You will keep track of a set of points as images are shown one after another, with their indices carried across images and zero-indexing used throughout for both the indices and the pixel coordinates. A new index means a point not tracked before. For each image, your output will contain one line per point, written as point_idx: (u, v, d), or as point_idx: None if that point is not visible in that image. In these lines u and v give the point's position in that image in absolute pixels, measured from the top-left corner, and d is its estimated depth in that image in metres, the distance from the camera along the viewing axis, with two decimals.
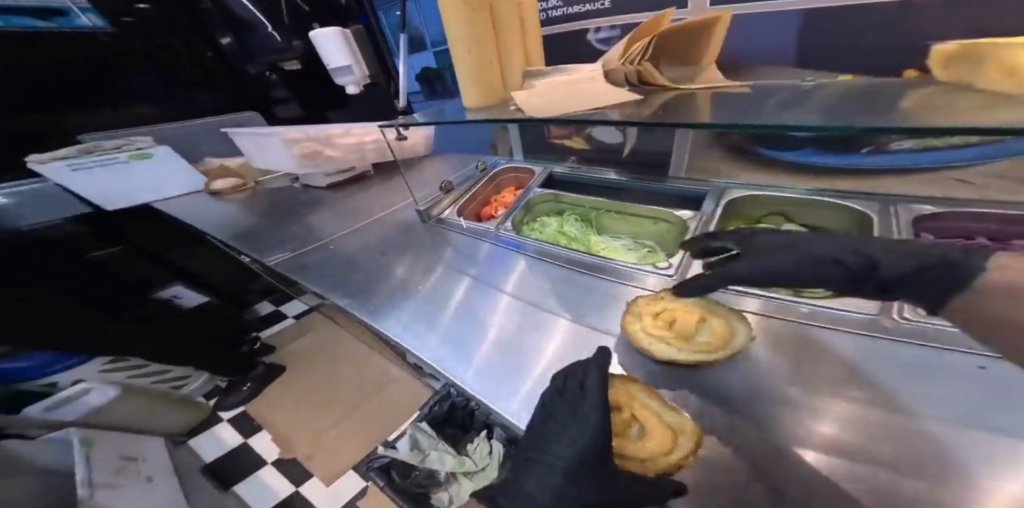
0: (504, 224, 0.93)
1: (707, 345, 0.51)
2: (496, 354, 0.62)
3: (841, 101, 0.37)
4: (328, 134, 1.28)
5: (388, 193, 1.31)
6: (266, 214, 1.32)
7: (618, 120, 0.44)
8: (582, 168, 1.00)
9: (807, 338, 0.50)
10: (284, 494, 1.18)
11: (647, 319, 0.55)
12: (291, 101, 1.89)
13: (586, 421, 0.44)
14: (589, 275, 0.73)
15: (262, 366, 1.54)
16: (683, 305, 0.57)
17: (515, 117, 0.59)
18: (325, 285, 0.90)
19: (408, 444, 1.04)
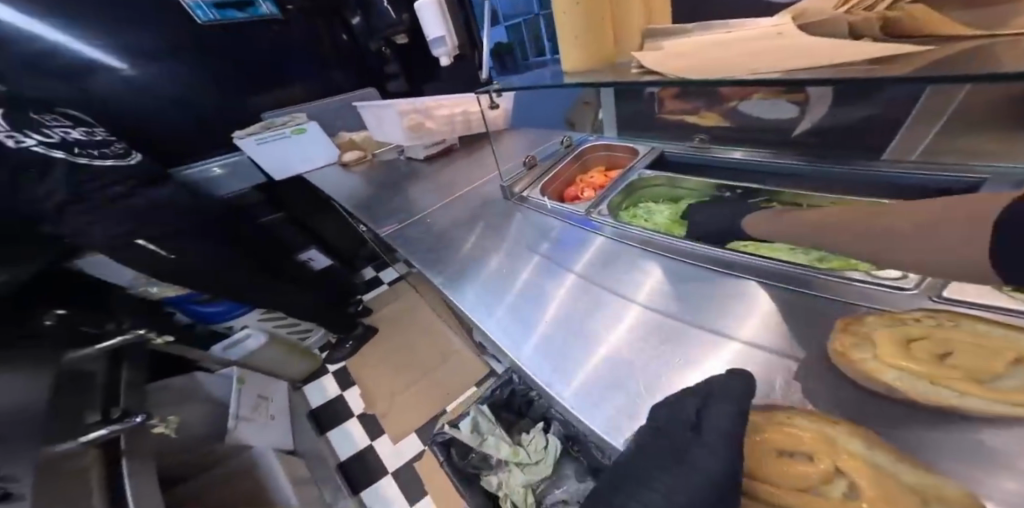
0: (598, 209, 0.82)
1: (1016, 394, 0.32)
2: (559, 337, 0.59)
3: None
4: (428, 105, 1.33)
5: (472, 166, 1.29)
6: (376, 185, 1.40)
7: (834, 78, 0.34)
8: (710, 148, 0.83)
9: None
10: (361, 445, 1.35)
11: (889, 345, 0.38)
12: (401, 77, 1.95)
13: (695, 466, 0.36)
14: (696, 268, 0.62)
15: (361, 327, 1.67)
16: (959, 333, 0.38)
17: (640, 83, 0.50)
18: (422, 262, 0.88)
19: (470, 425, 1.01)
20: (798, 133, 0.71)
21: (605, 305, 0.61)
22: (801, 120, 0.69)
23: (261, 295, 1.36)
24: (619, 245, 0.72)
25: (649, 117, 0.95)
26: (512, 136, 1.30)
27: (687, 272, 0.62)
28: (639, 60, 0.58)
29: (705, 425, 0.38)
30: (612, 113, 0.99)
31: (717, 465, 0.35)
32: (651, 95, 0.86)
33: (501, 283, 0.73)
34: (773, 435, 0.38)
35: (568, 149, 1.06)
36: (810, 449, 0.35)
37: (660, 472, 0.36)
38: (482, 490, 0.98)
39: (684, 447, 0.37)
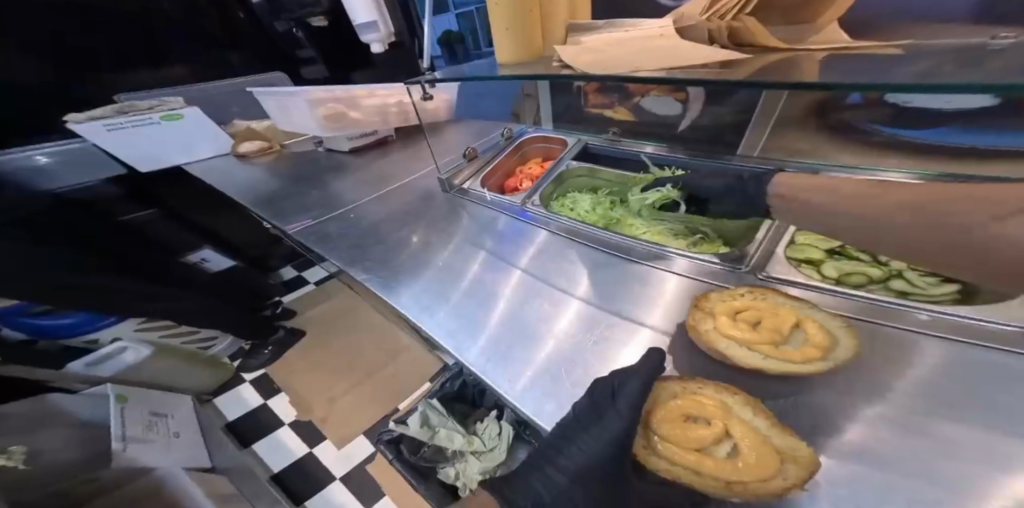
0: (531, 199, 0.83)
1: (803, 352, 0.41)
2: (508, 334, 0.58)
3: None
4: (355, 94, 1.23)
5: (412, 159, 1.21)
6: (291, 179, 1.32)
7: (691, 78, 0.36)
8: (621, 142, 0.87)
9: (918, 349, 0.40)
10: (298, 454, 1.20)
11: (724, 317, 0.47)
12: (317, 61, 1.79)
13: (608, 428, 0.39)
14: (615, 255, 0.66)
15: (282, 330, 1.55)
16: (774, 306, 0.48)
17: (558, 74, 0.50)
18: (340, 259, 0.85)
19: (417, 419, 0.81)
20: (680, 128, 0.78)
21: (545, 295, 0.62)
22: (683, 118, 0.77)
23: (136, 304, 1.18)
24: (552, 235, 0.74)
25: (582, 110, 0.93)
26: (455, 126, 1.16)
27: (607, 259, 0.65)
28: (559, 55, 0.58)
29: (621, 394, 0.41)
30: (549, 101, 0.95)
31: (623, 426, 0.39)
32: (578, 89, 0.89)
33: (445, 284, 0.70)
34: (686, 401, 0.41)
35: (508, 142, 1.02)
36: (709, 415, 0.39)
37: (575, 440, 0.40)
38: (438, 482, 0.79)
39: (600, 413, 0.41)
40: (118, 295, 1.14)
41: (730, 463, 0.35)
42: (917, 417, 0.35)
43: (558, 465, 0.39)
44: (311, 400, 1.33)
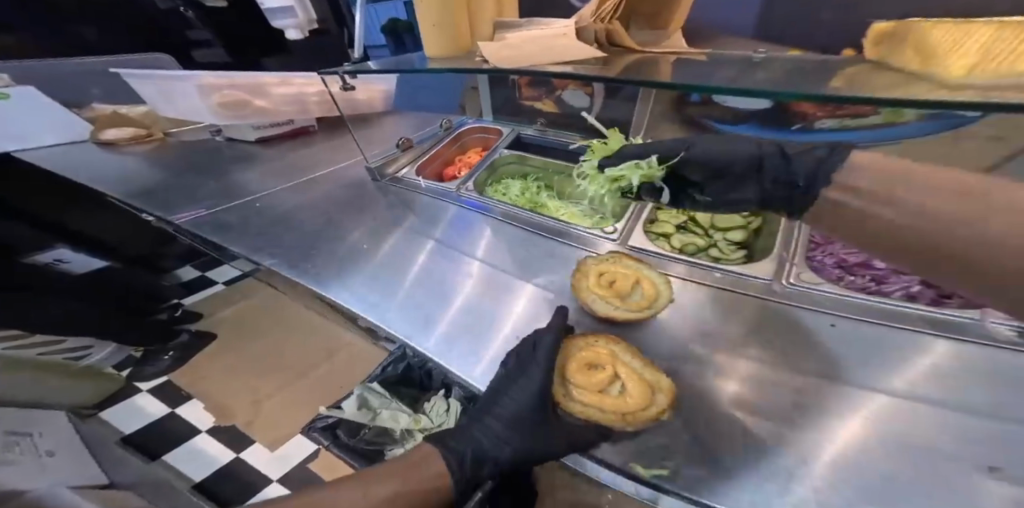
0: (465, 185, 0.88)
1: (638, 303, 0.60)
2: (462, 320, 0.63)
3: (787, 72, 0.35)
4: (263, 82, 1.15)
5: (336, 149, 1.17)
6: (180, 172, 1.20)
7: (582, 73, 0.45)
8: (548, 132, 0.97)
9: (730, 301, 0.59)
10: (223, 460, 0.86)
11: (591, 279, 0.63)
12: (215, 44, 1.54)
13: (532, 379, 0.52)
14: (548, 238, 0.74)
15: (186, 334, 1.12)
16: (625, 268, 0.65)
17: (480, 68, 0.56)
18: (244, 246, 0.83)
19: (356, 402, 0.83)
20: (592, 119, 0.87)
21: (479, 276, 0.69)
22: (590, 111, 0.87)
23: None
24: (495, 221, 0.79)
25: (518, 103, 0.95)
26: (393, 120, 1.09)
27: (540, 240, 0.74)
28: (483, 50, 0.64)
29: (540, 341, 0.54)
30: (488, 98, 0.94)
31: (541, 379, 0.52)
32: (513, 81, 0.84)
33: (392, 279, 0.71)
34: (586, 353, 0.55)
35: (447, 133, 1.04)
36: (601, 361, 0.53)
37: (508, 392, 0.53)
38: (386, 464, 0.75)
39: (525, 368, 0.53)
40: None
41: (622, 400, 0.48)
42: (731, 359, 0.51)
43: (500, 408, 0.54)
44: (229, 404, 0.97)
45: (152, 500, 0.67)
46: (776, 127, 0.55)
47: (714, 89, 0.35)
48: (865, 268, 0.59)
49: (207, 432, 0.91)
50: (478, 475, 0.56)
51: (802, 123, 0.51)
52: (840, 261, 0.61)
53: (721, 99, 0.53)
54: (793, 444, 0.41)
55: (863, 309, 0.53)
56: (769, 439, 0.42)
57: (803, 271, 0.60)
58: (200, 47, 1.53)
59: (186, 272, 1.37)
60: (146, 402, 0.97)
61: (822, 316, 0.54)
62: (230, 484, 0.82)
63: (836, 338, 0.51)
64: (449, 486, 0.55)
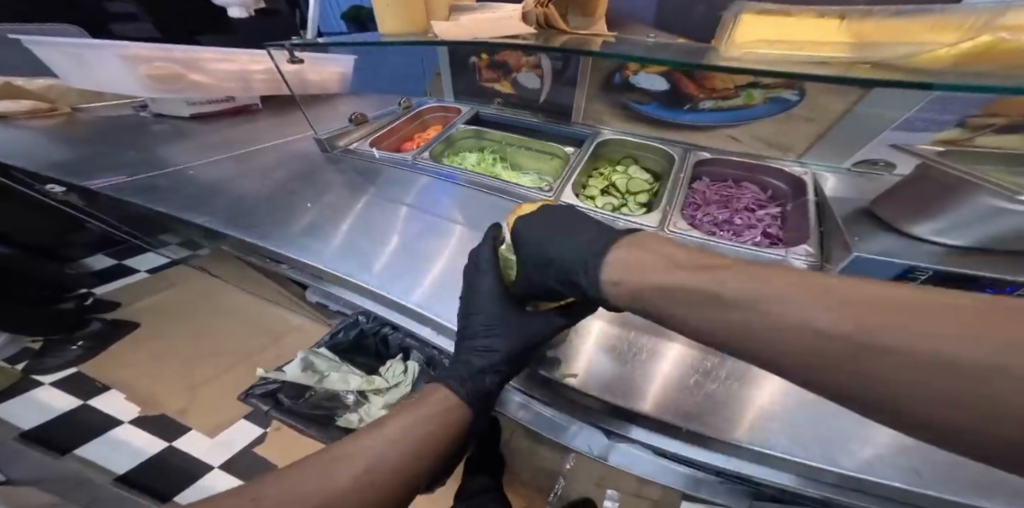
0: (421, 155, 0.92)
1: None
2: (443, 275, 0.66)
3: (679, 53, 0.45)
4: (198, 57, 1.08)
5: (284, 126, 1.15)
6: (93, 146, 1.10)
7: (535, 45, 0.54)
8: (506, 111, 1.02)
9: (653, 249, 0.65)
10: (152, 450, 0.82)
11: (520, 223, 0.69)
12: (142, 19, 1.43)
13: (483, 291, 0.58)
14: (507, 199, 0.79)
15: (98, 322, 0.99)
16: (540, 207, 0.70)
17: (436, 41, 0.61)
18: (175, 209, 0.81)
19: (300, 365, 0.81)
20: (541, 102, 0.97)
21: (449, 234, 0.72)
22: (541, 92, 0.95)
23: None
24: (459, 187, 0.83)
25: (477, 85, 1.03)
26: (348, 101, 1.09)
27: (496, 201, 0.79)
28: (436, 28, 0.68)
29: (479, 262, 0.60)
30: (450, 78, 1.03)
31: (492, 287, 0.58)
32: (473, 64, 0.97)
33: (362, 243, 0.71)
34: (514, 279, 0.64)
35: (406, 111, 1.06)
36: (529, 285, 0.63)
37: (472, 311, 0.58)
38: (336, 427, 0.80)
39: (474, 285, 0.59)
40: None
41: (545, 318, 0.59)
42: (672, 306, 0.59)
43: (472, 326, 0.58)
44: (164, 392, 0.94)
45: (63, 495, 0.62)
46: (672, 107, 0.82)
47: (635, 59, 0.44)
48: (728, 225, 0.74)
49: (132, 422, 0.85)
50: (480, 393, 0.58)
51: (690, 102, 0.78)
52: (714, 220, 0.75)
53: (637, 80, 0.81)
54: (732, 380, 0.48)
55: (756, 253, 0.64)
56: (719, 377, 0.49)
57: (678, 220, 0.70)
58: (119, 21, 1.40)
59: (97, 261, 1.09)
60: (48, 395, 0.82)
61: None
62: (160, 479, 0.78)
63: None
64: (466, 412, 0.58)
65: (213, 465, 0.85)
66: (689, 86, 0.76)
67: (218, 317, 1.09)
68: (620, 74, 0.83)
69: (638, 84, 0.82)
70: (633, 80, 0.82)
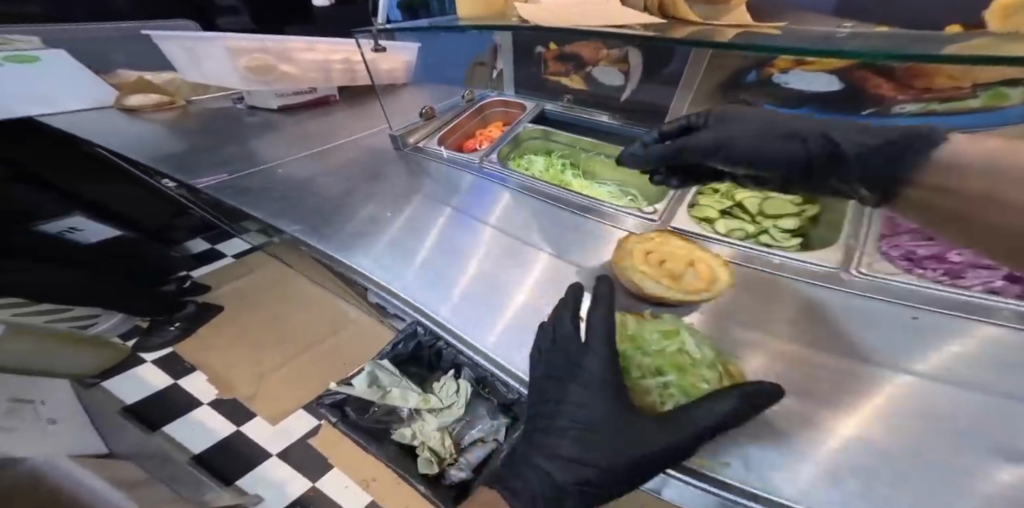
0: (488, 156, 0.83)
1: (694, 284, 0.56)
2: (480, 292, 0.60)
3: (903, 44, 0.29)
4: (287, 47, 1.10)
5: (360, 118, 1.14)
6: (202, 139, 1.18)
7: (644, 36, 0.42)
8: (575, 109, 0.90)
9: (759, 284, 0.56)
10: (223, 434, 0.88)
11: (639, 257, 0.60)
12: (242, 12, 1.49)
13: (587, 374, 0.46)
14: (566, 211, 0.71)
15: (192, 305, 1.11)
16: (674, 249, 0.61)
17: (510, 25, 0.52)
18: (265, 212, 0.79)
19: (366, 379, 0.84)
20: (621, 101, 0.83)
21: (493, 246, 0.66)
22: (624, 90, 0.81)
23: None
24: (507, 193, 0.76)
25: (541, 78, 0.92)
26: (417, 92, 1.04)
27: (561, 215, 0.70)
28: (519, 12, 0.57)
29: (592, 338, 0.49)
30: (511, 67, 0.92)
31: (602, 369, 0.46)
32: (540, 54, 0.83)
33: (408, 242, 0.68)
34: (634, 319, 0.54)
35: (470, 104, 0.98)
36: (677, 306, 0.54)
37: (568, 393, 0.45)
38: (392, 442, 0.80)
39: (576, 364, 0.47)
40: None
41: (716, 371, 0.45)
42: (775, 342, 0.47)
43: (563, 421, 0.45)
44: (232, 369, 0.99)
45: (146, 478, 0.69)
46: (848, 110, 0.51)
47: (817, 55, 0.29)
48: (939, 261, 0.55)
49: (210, 404, 0.93)
50: None
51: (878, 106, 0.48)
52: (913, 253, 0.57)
53: (785, 79, 0.56)
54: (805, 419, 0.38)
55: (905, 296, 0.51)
56: (791, 416, 0.39)
57: (875, 260, 0.57)
58: (226, 15, 1.49)
59: (196, 244, 1.33)
60: (150, 375, 0.97)
61: (899, 308, 0.50)
62: (230, 461, 0.83)
63: (864, 318, 0.49)
64: None
65: (272, 453, 0.85)
66: (888, 86, 0.46)
67: (281, 305, 1.14)
68: (756, 70, 0.58)
69: (789, 83, 0.58)
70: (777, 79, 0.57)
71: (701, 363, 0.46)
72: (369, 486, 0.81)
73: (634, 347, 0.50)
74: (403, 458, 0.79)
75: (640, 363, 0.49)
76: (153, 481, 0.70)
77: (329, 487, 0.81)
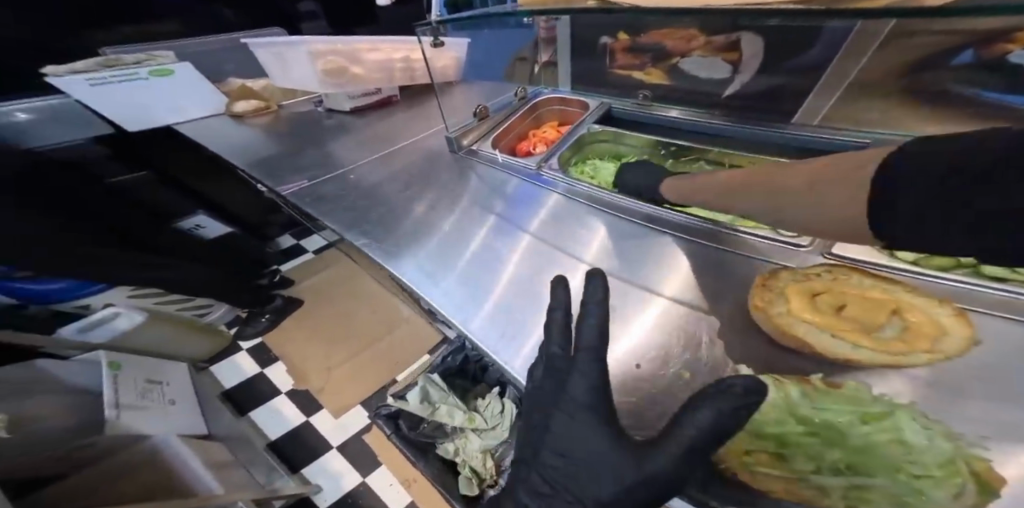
0: (548, 162, 0.71)
1: (896, 344, 0.29)
2: (517, 301, 0.49)
3: None
4: (356, 48, 1.13)
5: (419, 118, 1.12)
6: (284, 143, 1.17)
7: (786, 10, 0.29)
8: (654, 107, 0.72)
9: (1011, 322, 0.28)
10: (295, 423, 0.96)
11: (796, 299, 0.33)
12: (320, 16, 1.55)
13: (573, 399, 0.35)
14: (637, 224, 0.51)
15: (279, 298, 1.20)
16: (859, 286, 0.34)
17: (572, 7, 0.43)
18: (341, 224, 0.77)
19: (418, 395, 0.84)
20: (723, 96, 0.64)
21: (531, 249, 0.55)
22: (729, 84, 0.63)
23: (126, 272, 0.92)
24: (549, 192, 0.64)
25: (604, 73, 0.79)
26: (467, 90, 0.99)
27: (624, 226, 0.52)
28: None
29: (579, 353, 0.36)
30: (566, 63, 0.82)
31: (590, 396, 0.34)
32: (604, 46, 0.73)
33: (448, 249, 0.60)
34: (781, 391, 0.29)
35: (522, 102, 0.87)
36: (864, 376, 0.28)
37: (551, 421, 0.36)
38: (436, 458, 0.79)
39: (562, 383, 0.36)
40: (108, 263, 0.89)
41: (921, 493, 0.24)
42: None
43: (545, 451, 0.36)
44: (308, 365, 1.06)
45: (231, 459, 0.79)
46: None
47: None
48: None
49: (286, 394, 1.02)
50: None
51: None
52: None
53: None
54: None
55: None
56: None
57: None
58: (307, 20, 1.55)
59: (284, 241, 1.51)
60: (243, 362, 1.10)
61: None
62: (298, 449, 0.92)
63: None
64: None
65: (333, 445, 0.92)
66: None
67: (350, 303, 1.20)
68: (976, 47, 0.40)
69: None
70: (1016, 58, 0.38)
71: (926, 458, 0.24)
72: (410, 486, 0.84)
73: (809, 433, 0.28)
74: (447, 475, 0.78)
75: (821, 456, 0.27)
76: (235, 464, 0.79)
77: (377, 482, 0.86)
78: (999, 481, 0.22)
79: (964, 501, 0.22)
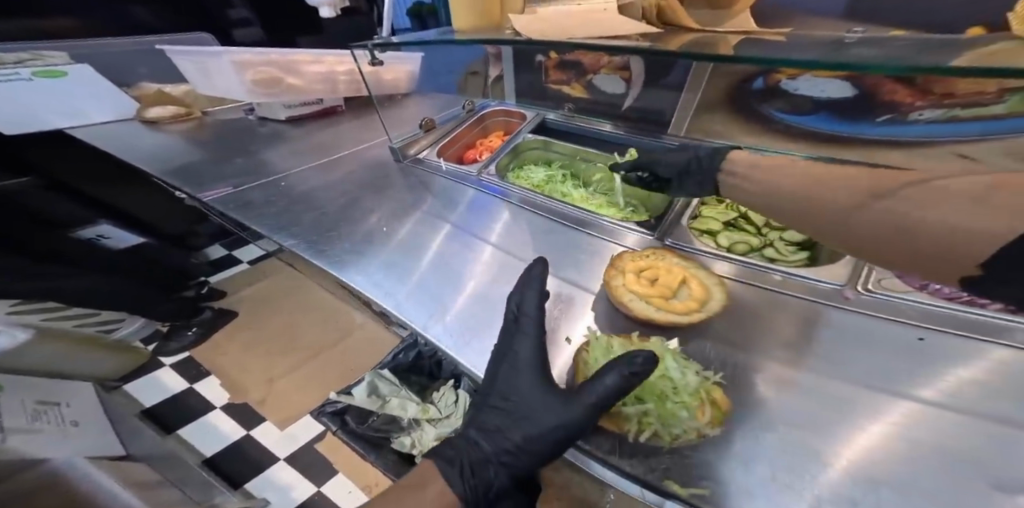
0: (487, 169, 0.80)
1: (684, 305, 0.50)
2: (473, 303, 0.57)
3: (912, 50, 0.29)
4: (294, 60, 1.11)
5: (363, 128, 1.15)
6: (214, 149, 1.13)
7: (630, 45, 0.40)
8: (576, 119, 0.88)
9: (769, 302, 0.50)
10: (234, 437, 0.90)
11: (630, 275, 0.53)
12: (253, 23, 1.50)
13: (519, 358, 0.45)
14: (566, 227, 0.66)
15: (209, 310, 1.14)
16: (670, 265, 0.55)
17: (499, 38, 0.52)
18: (271, 226, 0.78)
19: (365, 389, 0.88)
20: (623, 108, 0.79)
21: (482, 254, 0.64)
22: (627, 96, 0.76)
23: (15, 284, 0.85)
24: (505, 204, 0.72)
25: (543, 86, 0.87)
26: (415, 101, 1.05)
27: (562, 230, 0.65)
28: (513, 24, 0.57)
29: (524, 318, 0.47)
30: (510, 74, 0.85)
31: (530, 353, 0.44)
32: (539, 63, 0.77)
33: (403, 262, 0.64)
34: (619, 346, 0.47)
35: (470, 114, 0.97)
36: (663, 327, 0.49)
37: (499, 374, 0.45)
38: (391, 451, 0.83)
39: (510, 346, 0.46)
40: None
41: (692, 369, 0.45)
42: (791, 372, 0.42)
43: (494, 398, 0.46)
44: (243, 378, 1.01)
45: (161, 476, 0.73)
46: (856, 117, 0.52)
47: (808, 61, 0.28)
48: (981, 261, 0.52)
49: (222, 408, 0.95)
50: (484, 489, 0.45)
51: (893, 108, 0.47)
52: None
53: (794, 86, 0.53)
54: (796, 470, 0.33)
55: (930, 316, 0.44)
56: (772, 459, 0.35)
57: (885, 277, 0.50)
58: (240, 27, 1.49)
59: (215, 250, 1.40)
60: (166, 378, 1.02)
61: (904, 327, 0.44)
62: (238, 464, 0.86)
63: (873, 341, 0.43)
64: None
65: (279, 457, 0.86)
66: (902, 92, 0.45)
67: (297, 311, 1.17)
68: (763, 77, 0.56)
69: (798, 89, 0.54)
70: (784, 86, 0.54)
71: (684, 390, 0.41)
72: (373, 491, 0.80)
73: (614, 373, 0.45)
74: (402, 467, 0.81)
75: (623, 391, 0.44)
76: (165, 484, 0.72)
77: (334, 491, 0.81)
78: (723, 405, 0.39)
79: (703, 419, 0.38)
